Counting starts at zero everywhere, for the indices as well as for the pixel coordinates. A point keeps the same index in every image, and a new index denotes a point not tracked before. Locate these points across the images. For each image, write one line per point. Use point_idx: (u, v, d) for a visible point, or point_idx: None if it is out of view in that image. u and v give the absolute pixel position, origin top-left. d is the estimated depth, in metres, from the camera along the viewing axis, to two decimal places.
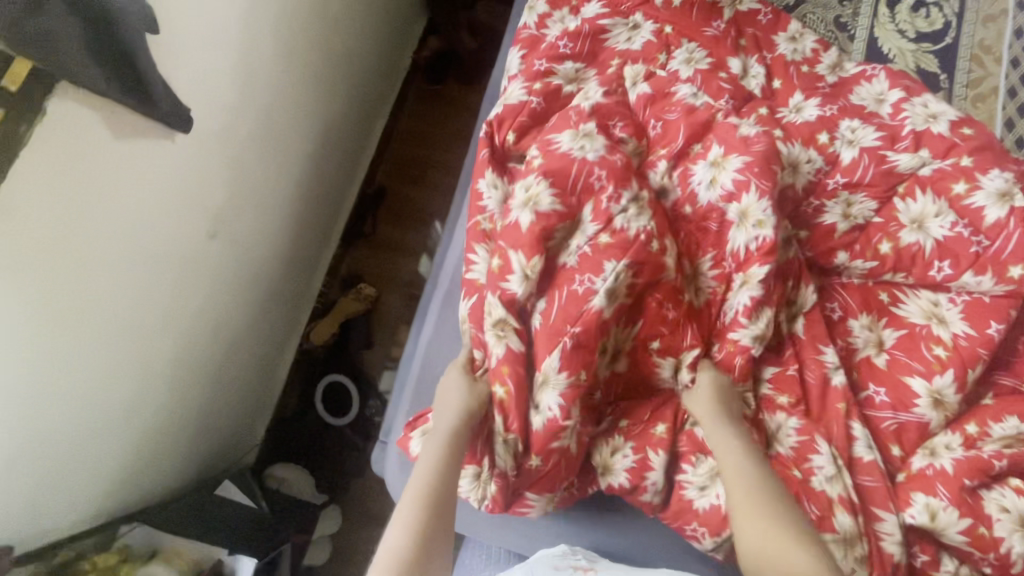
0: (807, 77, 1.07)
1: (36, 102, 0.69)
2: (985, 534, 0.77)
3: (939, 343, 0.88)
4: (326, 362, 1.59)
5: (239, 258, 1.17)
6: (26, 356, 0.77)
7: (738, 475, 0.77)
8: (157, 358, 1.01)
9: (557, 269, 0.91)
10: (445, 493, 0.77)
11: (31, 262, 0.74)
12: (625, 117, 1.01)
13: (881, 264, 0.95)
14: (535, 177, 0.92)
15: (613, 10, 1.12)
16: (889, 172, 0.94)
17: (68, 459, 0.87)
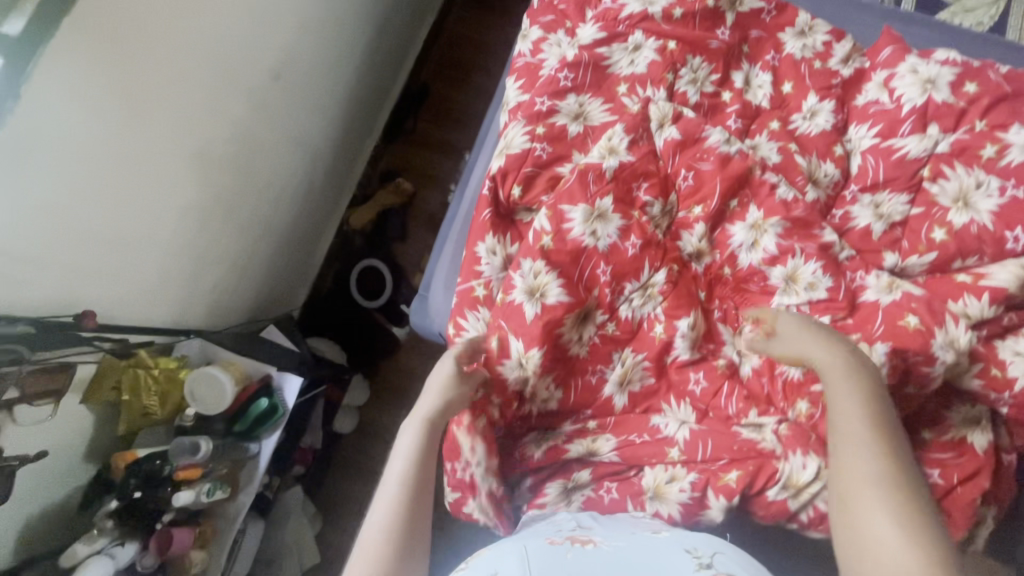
0: (820, 75, 0.97)
1: None
2: (998, 376, 0.75)
3: (943, 226, 0.82)
4: (362, 248, 1.64)
5: (297, 117, 1.21)
6: (102, 157, 0.82)
7: (848, 436, 0.61)
8: (217, 198, 1.06)
9: (566, 361, 0.85)
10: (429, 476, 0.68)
11: (112, 60, 0.79)
12: (645, 172, 0.87)
13: (941, 255, 0.81)
14: (529, 262, 0.83)
15: (609, 33, 0.97)
16: (902, 161, 0.86)
17: (135, 258, 0.93)
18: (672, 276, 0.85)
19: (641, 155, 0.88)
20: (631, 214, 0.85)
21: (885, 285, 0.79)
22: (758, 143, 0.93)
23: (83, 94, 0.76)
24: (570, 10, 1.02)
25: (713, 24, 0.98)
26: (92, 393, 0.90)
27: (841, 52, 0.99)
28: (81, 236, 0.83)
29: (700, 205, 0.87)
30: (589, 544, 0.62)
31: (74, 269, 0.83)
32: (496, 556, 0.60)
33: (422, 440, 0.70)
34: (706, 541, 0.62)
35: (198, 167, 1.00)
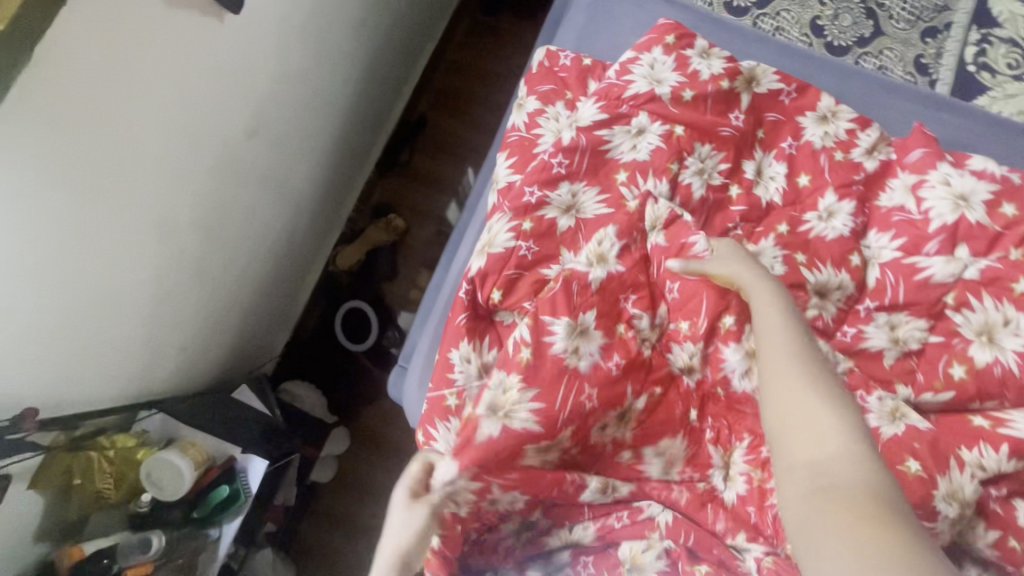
0: (840, 169, 0.88)
1: None
2: (1018, 548, 0.67)
3: (963, 362, 0.76)
4: (348, 288, 1.57)
5: (272, 167, 1.14)
6: (48, 246, 0.75)
7: (771, 340, 0.65)
8: (183, 263, 1.00)
9: (534, 480, 0.74)
10: None
11: (62, 146, 0.71)
12: (630, 285, 0.82)
13: (958, 395, 0.75)
14: (501, 373, 0.77)
15: (611, 114, 0.88)
16: (925, 284, 0.79)
17: (90, 333, 0.86)
18: (654, 397, 0.80)
19: (629, 265, 0.82)
20: (619, 333, 0.79)
21: (888, 412, 0.74)
22: (761, 249, 0.84)
23: (27, 188, 0.68)
24: (571, 80, 0.94)
25: (726, 106, 0.90)
26: (38, 483, 0.84)
27: (865, 142, 0.90)
28: (27, 323, 0.75)
29: (688, 321, 0.79)
30: None
31: (15, 366, 0.76)
32: None
33: None
34: None
35: (162, 230, 0.93)
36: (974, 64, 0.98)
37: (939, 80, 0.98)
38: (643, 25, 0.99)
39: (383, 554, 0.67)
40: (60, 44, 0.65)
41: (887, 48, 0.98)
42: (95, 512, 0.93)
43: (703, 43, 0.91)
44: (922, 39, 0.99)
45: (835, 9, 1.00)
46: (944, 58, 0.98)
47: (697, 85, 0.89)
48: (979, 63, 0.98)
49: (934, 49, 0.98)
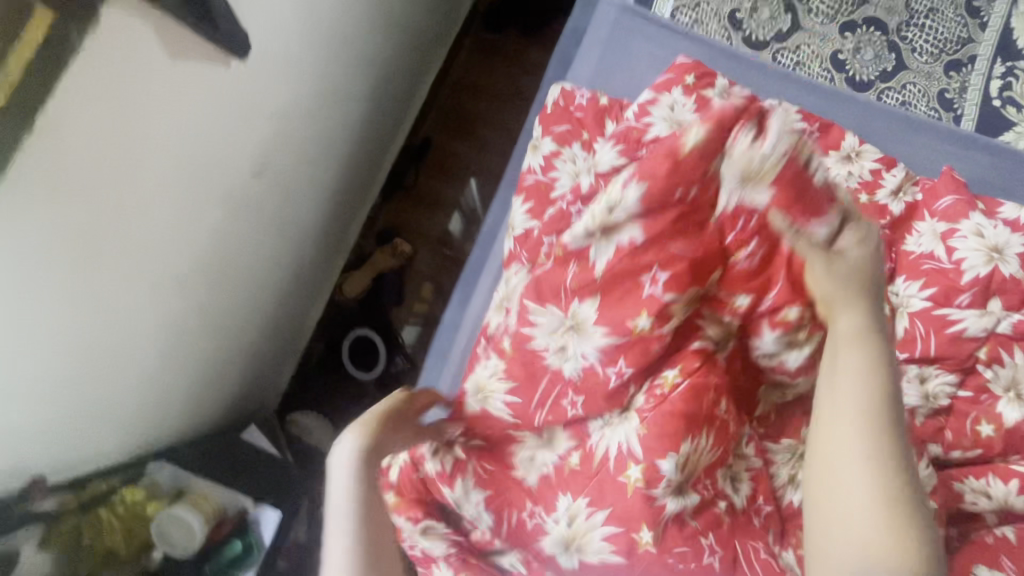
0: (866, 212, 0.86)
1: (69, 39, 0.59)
2: None
3: (990, 420, 0.75)
4: (356, 315, 1.55)
5: (279, 204, 1.11)
6: (56, 314, 0.72)
7: (843, 398, 0.60)
8: (191, 311, 0.98)
9: (505, 479, 0.79)
10: (375, 528, 0.70)
11: (69, 213, 0.68)
12: (677, 239, 0.69)
13: (985, 452, 0.75)
14: (495, 360, 0.81)
15: (630, 158, 0.84)
16: (958, 338, 0.77)
17: (98, 395, 0.84)
18: (666, 383, 0.72)
19: (655, 218, 0.69)
20: (627, 325, 0.70)
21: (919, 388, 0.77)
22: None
23: (33, 259, 0.66)
24: (588, 120, 0.92)
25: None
26: (50, 545, 0.82)
27: (890, 183, 0.87)
28: (33, 396, 0.73)
29: (748, 295, 0.71)
30: None
31: (24, 435, 0.74)
32: None
33: (359, 490, 0.70)
34: None
35: (171, 284, 0.91)
36: (1000, 98, 0.95)
37: (964, 116, 0.95)
38: (660, 62, 0.97)
39: (336, 488, 0.70)
40: (58, 113, 0.62)
41: (910, 83, 0.96)
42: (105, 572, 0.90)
43: (724, 83, 0.89)
44: (946, 73, 0.97)
45: (857, 43, 0.97)
46: (968, 92, 0.96)
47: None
48: (1005, 97, 0.95)
49: (958, 83, 0.96)
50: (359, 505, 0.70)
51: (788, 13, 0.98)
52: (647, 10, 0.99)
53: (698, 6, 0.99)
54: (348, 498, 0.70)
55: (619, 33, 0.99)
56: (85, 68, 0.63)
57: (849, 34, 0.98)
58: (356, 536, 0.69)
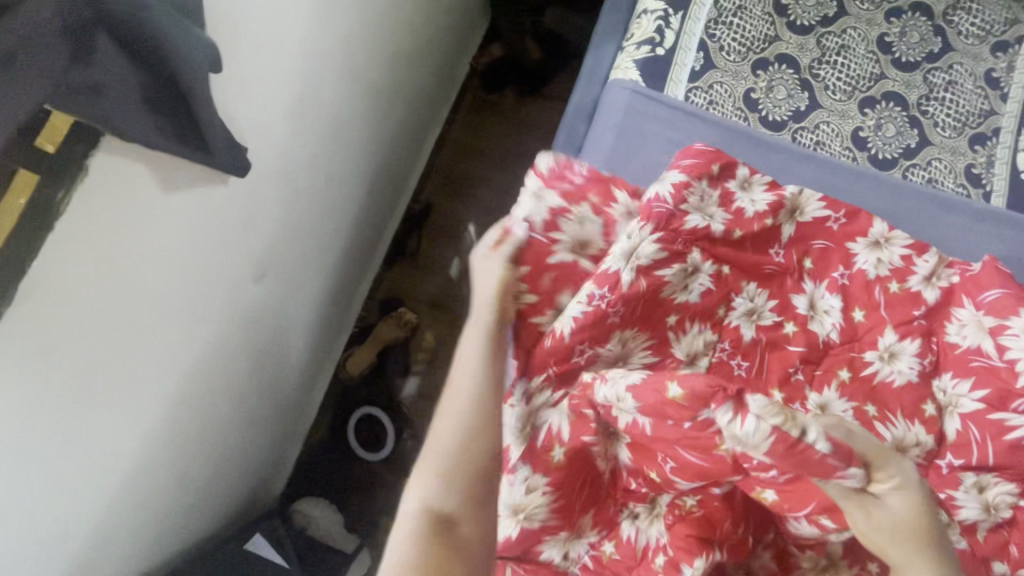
0: (898, 304, 0.81)
1: (49, 195, 0.54)
2: None
3: None
4: (361, 392, 1.49)
5: (279, 299, 1.05)
6: (39, 474, 0.65)
7: None
8: (186, 429, 0.91)
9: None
10: (497, 385, 0.64)
11: (52, 368, 0.62)
12: (691, 448, 0.66)
13: None
14: (526, 468, 0.72)
15: (670, 251, 0.77)
16: (1017, 447, 0.72)
17: (82, 543, 0.76)
18: (685, 504, 0.74)
19: (656, 424, 0.67)
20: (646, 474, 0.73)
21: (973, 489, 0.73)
22: (827, 400, 0.78)
23: (16, 424, 0.60)
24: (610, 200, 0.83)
25: (768, 242, 0.83)
26: None
27: (923, 269, 0.82)
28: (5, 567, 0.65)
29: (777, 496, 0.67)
30: None
31: None
32: None
33: (487, 345, 0.67)
34: None
35: (167, 406, 0.84)
36: None
37: (994, 191, 0.92)
38: (676, 146, 0.93)
39: (481, 303, 0.70)
40: (38, 273, 0.56)
41: (935, 158, 0.93)
42: None
43: (744, 172, 0.84)
44: (971, 147, 0.93)
45: (877, 119, 0.94)
46: (995, 166, 0.93)
47: (743, 223, 0.81)
48: None
49: (984, 156, 0.93)
50: (487, 354, 0.66)
51: (805, 91, 0.95)
52: (660, 91, 0.96)
53: (712, 86, 0.95)
54: (484, 330, 0.68)
55: (632, 116, 0.95)
56: (72, 221, 0.58)
57: (869, 110, 0.95)
58: (475, 382, 0.63)
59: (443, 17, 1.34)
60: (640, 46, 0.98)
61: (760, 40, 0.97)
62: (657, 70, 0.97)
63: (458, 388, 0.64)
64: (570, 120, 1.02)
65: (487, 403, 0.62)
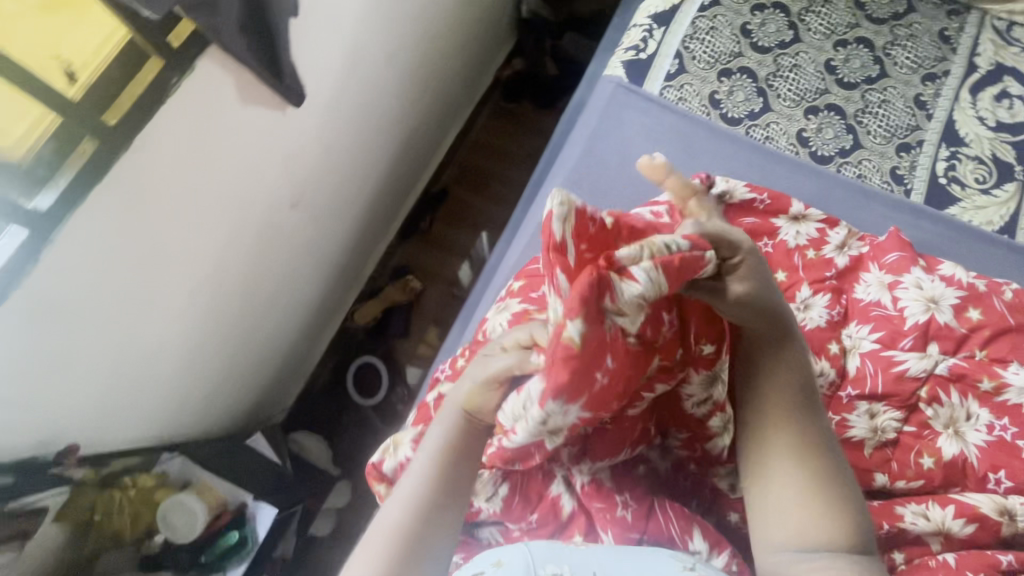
0: (813, 267, 0.97)
1: (170, 75, 0.75)
2: None
3: (932, 454, 0.83)
4: (365, 343, 1.68)
5: (311, 229, 1.23)
6: (113, 301, 0.82)
7: (781, 412, 0.68)
8: (221, 318, 1.07)
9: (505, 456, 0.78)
10: (452, 492, 0.65)
11: (141, 213, 0.80)
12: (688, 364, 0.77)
13: (928, 483, 0.82)
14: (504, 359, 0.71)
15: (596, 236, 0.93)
16: (902, 377, 0.86)
17: (129, 384, 0.92)
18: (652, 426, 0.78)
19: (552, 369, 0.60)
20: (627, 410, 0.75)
21: (866, 413, 0.86)
22: None
23: (106, 247, 0.77)
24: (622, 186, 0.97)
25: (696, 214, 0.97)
26: (61, 521, 0.88)
27: (836, 239, 1.00)
28: (68, 376, 0.81)
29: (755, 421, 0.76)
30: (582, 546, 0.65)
31: (67, 402, 0.82)
32: (505, 545, 0.64)
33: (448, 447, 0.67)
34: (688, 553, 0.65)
35: (210, 291, 1.01)
36: (945, 177, 1.09)
37: (914, 190, 1.09)
38: (647, 129, 1.13)
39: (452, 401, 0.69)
40: (152, 134, 0.76)
41: (865, 159, 1.11)
42: (107, 551, 0.95)
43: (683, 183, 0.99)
44: (898, 152, 1.11)
45: (819, 124, 1.13)
46: (917, 170, 1.10)
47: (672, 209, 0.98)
48: (949, 176, 1.09)
49: (908, 161, 1.10)
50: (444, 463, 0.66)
51: (760, 97, 1.15)
52: (639, 87, 1.16)
53: (683, 86, 1.16)
54: (445, 437, 0.67)
55: (615, 104, 1.15)
56: (179, 104, 0.78)
57: (812, 116, 1.14)
58: (428, 488, 0.64)
59: (474, 26, 1.59)
60: (627, 50, 1.20)
61: (727, 54, 1.18)
62: (640, 70, 1.18)
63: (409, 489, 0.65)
64: (571, 112, 1.26)
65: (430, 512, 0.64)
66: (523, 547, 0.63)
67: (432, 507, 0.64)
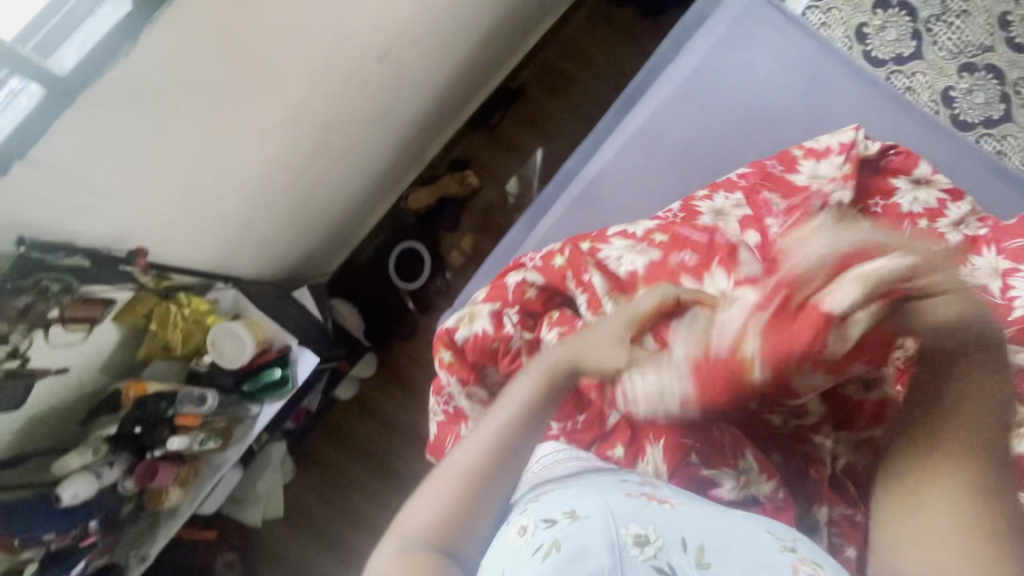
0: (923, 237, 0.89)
1: None
2: None
3: None
4: (411, 228, 1.64)
5: (391, 88, 1.15)
6: (199, 113, 0.77)
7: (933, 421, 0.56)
8: (291, 159, 1.02)
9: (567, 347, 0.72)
10: (509, 468, 0.55)
11: (241, 21, 0.72)
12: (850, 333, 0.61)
13: None
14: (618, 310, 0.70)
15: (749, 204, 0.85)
16: None
17: (198, 205, 0.90)
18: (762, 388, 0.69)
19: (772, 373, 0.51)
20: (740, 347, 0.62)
21: None
22: None
23: (201, 50, 0.70)
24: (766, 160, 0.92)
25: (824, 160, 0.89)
26: (122, 320, 0.94)
27: (954, 214, 0.91)
28: (151, 184, 0.79)
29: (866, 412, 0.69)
30: (667, 504, 0.55)
31: (138, 206, 0.81)
32: (576, 494, 0.55)
33: (520, 422, 0.55)
34: (784, 526, 0.55)
35: (286, 129, 0.95)
36: None
37: None
38: (780, 51, 1.01)
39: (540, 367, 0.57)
40: None
41: (1010, 135, 0.99)
42: (155, 360, 1.02)
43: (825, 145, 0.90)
44: None
45: (971, 84, 1.00)
46: None
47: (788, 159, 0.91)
48: None
49: None
50: (510, 435, 0.55)
51: (913, 40, 1.02)
52: (779, 2, 1.04)
53: (829, 10, 1.04)
54: (521, 406, 0.55)
55: (749, 15, 1.03)
56: None
57: (967, 74, 1.00)
58: (484, 463, 0.55)
59: None
60: None
61: None
62: None
63: (461, 460, 0.55)
64: (695, 16, 1.13)
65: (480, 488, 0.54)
66: (600, 500, 0.53)
67: (512, 450, 0.55)
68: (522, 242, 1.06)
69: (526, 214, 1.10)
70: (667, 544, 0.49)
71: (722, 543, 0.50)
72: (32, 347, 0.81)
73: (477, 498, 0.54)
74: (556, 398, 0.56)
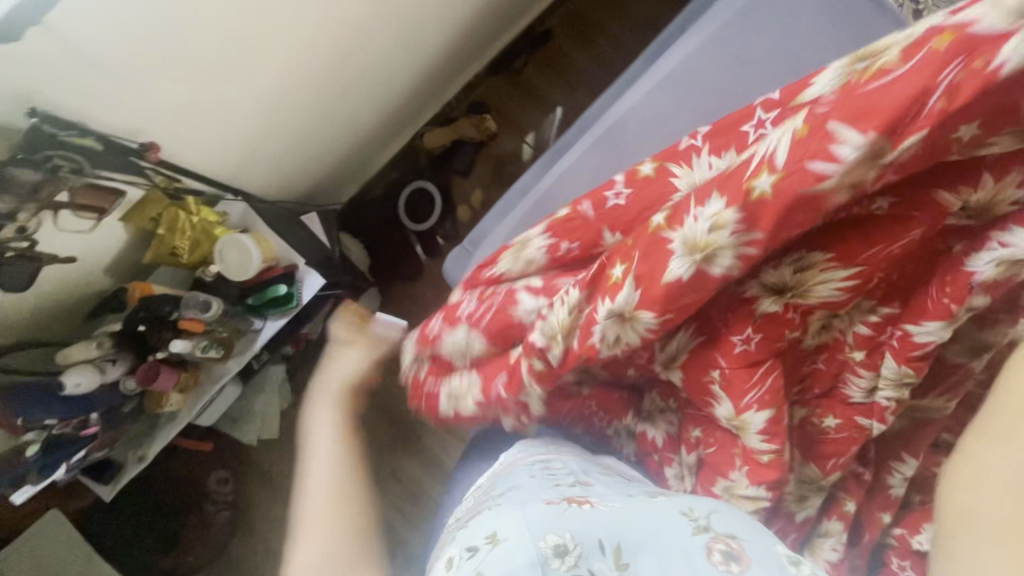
0: None
1: None
2: None
3: None
4: (424, 168, 1.61)
5: (417, 11, 1.11)
6: (218, 8, 0.74)
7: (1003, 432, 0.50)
8: (309, 75, 0.99)
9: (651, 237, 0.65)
10: (350, 484, 0.70)
11: None
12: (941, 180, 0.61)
13: None
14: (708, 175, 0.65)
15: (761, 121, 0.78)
16: None
17: (213, 109, 0.88)
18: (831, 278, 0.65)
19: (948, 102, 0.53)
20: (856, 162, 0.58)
21: None
22: None
23: None
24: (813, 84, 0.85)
25: None
26: (131, 220, 0.93)
27: None
28: (167, 82, 0.78)
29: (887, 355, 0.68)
30: (586, 506, 0.57)
31: (150, 100, 0.78)
32: (495, 515, 0.57)
33: (336, 469, 0.71)
34: (703, 499, 0.59)
35: (307, 41, 0.91)
36: None
37: None
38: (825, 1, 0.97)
39: (306, 450, 0.73)
40: None
41: None
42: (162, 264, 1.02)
43: None
44: None
45: None
46: None
47: None
48: None
49: None
50: (339, 470, 0.71)
51: None
52: None
53: None
54: (324, 462, 0.71)
55: None
56: None
57: None
58: (330, 501, 0.68)
59: None
60: None
61: None
62: None
63: (308, 521, 0.66)
64: None
65: (344, 513, 0.67)
66: (519, 515, 0.55)
67: (341, 481, 0.70)
68: (536, 180, 1.05)
69: (545, 154, 1.08)
70: (585, 552, 0.51)
71: (641, 539, 0.53)
72: (41, 229, 0.81)
73: (346, 525, 0.66)
74: (345, 424, 0.77)
